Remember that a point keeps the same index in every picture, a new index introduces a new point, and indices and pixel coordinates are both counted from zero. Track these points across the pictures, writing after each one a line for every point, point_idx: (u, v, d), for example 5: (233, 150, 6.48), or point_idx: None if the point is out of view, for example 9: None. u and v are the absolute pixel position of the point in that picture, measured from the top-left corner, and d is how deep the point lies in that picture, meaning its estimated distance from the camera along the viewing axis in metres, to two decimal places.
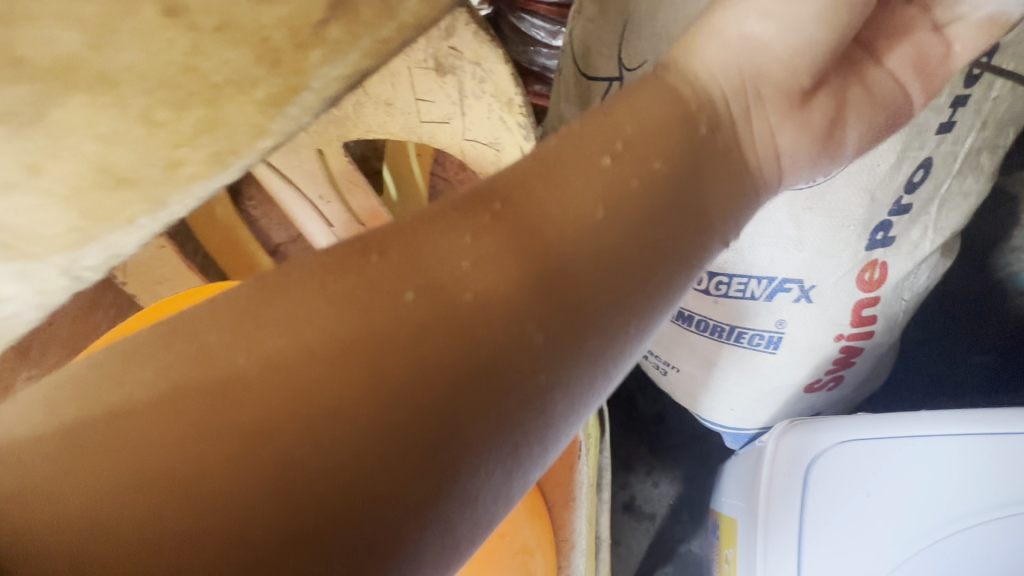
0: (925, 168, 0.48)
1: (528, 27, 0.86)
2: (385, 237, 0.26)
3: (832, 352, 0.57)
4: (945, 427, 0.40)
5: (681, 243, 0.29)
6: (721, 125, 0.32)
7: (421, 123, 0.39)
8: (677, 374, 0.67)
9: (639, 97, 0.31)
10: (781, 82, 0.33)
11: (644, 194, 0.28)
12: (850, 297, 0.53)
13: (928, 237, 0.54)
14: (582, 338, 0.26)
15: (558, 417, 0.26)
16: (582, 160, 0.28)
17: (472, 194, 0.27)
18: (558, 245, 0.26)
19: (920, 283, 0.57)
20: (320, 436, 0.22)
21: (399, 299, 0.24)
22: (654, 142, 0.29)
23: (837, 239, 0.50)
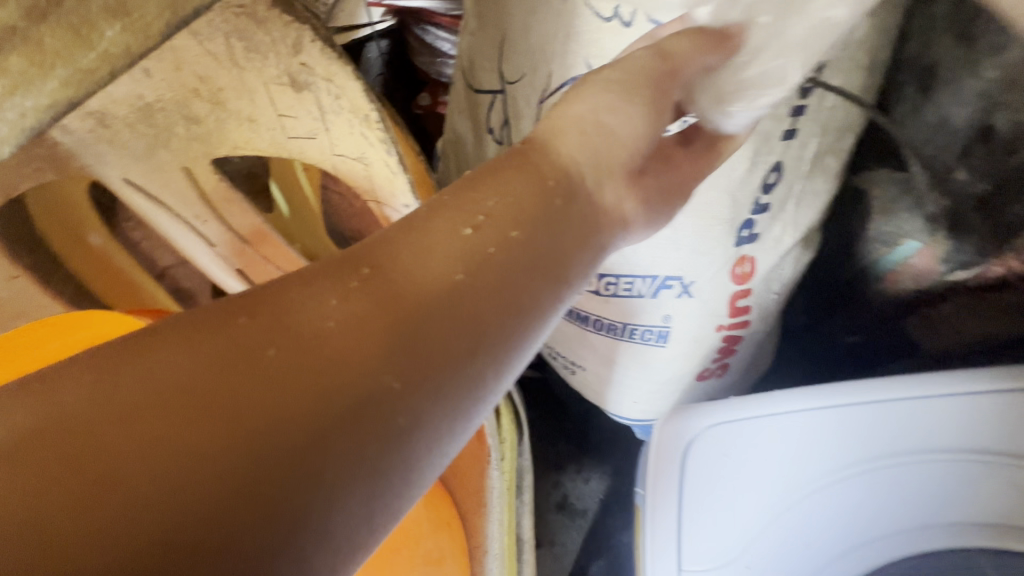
0: (777, 171, 0.54)
1: (433, 39, 0.86)
2: (251, 301, 0.26)
3: (715, 341, 0.61)
4: (797, 406, 0.44)
5: (537, 295, 0.29)
6: (576, 194, 0.32)
7: (288, 139, 0.38)
8: (584, 373, 0.69)
9: (503, 169, 0.31)
10: (620, 165, 0.33)
11: (503, 259, 0.29)
12: (725, 290, 0.58)
13: (789, 232, 0.60)
14: (442, 387, 0.26)
15: (425, 465, 0.25)
16: (440, 237, 0.28)
17: (339, 260, 0.27)
18: (421, 300, 0.27)
19: (786, 274, 0.63)
20: (157, 495, 0.21)
21: (260, 356, 0.24)
22: (519, 211, 0.30)
23: (707, 238, 0.54)
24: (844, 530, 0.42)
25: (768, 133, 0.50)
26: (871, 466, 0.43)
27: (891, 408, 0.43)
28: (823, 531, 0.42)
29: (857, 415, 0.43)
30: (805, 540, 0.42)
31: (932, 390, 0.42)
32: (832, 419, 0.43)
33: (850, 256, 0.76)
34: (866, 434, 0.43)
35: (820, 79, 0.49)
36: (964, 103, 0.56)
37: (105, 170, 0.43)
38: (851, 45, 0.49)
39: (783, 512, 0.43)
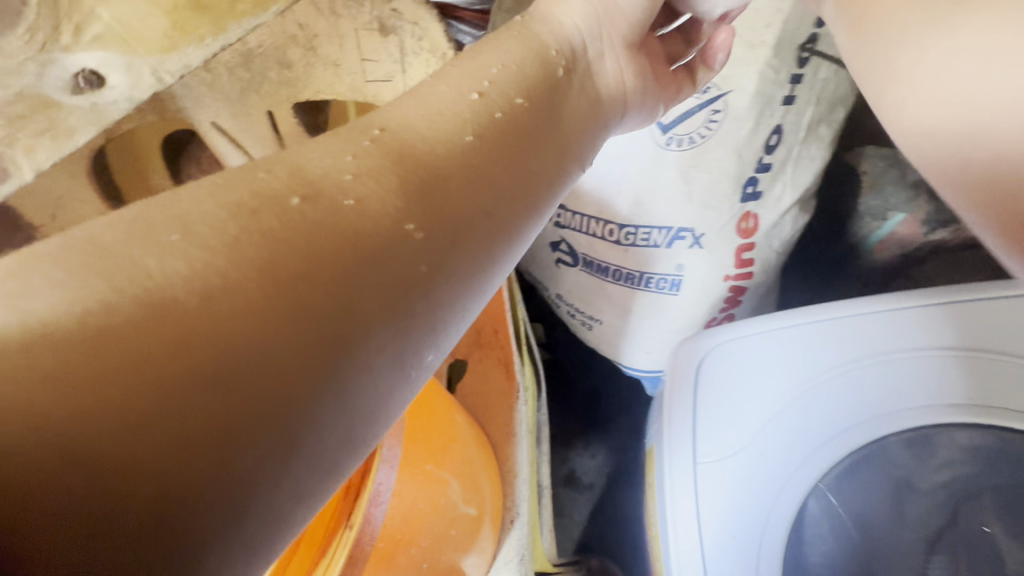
0: (777, 133, 0.61)
1: None
2: (272, 161, 0.29)
3: (722, 292, 0.68)
4: (791, 319, 0.50)
5: (538, 161, 0.35)
6: (576, 64, 0.41)
7: (367, 83, 0.45)
8: (600, 326, 0.75)
9: (502, 41, 0.39)
10: (620, 36, 0.44)
11: (502, 127, 0.34)
12: (732, 243, 0.65)
13: (788, 193, 0.67)
14: (464, 236, 0.30)
15: (450, 305, 0.29)
16: (470, 72, 0.37)
17: (350, 129, 0.32)
18: (432, 162, 0.31)
19: (786, 233, 0.70)
20: (224, 314, 0.23)
21: (288, 203, 0.26)
22: (517, 84, 0.37)
23: (716, 192, 0.61)
24: (842, 419, 0.49)
25: (771, 96, 0.57)
26: (859, 364, 0.49)
27: (879, 317, 0.49)
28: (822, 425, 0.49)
29: (848, 324, 0.50)
30: (811, 430, 0.49)
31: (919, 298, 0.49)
32: (817, 328, 0.50)
33: (841, 234, 0.82)
34: (853, 338, 0.49)
35: (813, 48, 0.56)
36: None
37: (197, 113, 0.46)
38: None
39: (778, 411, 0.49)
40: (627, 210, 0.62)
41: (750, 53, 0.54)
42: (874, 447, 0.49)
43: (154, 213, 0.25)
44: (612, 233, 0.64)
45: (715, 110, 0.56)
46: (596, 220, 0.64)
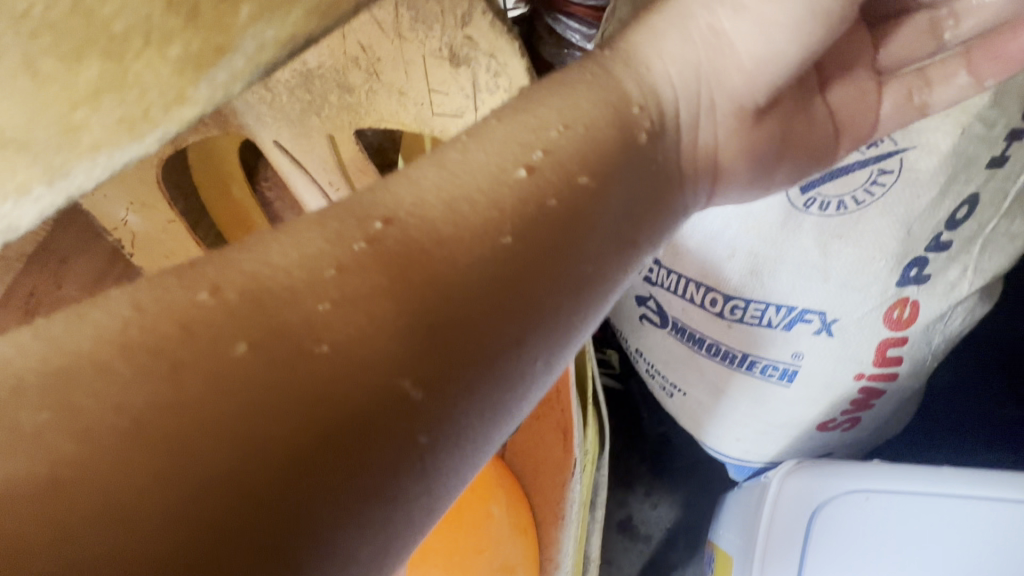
0: (970, 205, 0.45)
1: (563, 29, 0.78)
2: (220, 269, 0.22)
3: (850, 391, 0.53)
4: (954, 486, 0.41)
5: (589, 261, 0.26)
6: (664, 133, 0.31)
7: (433, 116, 0.37)
8: (683, 398, 0.64)
9: (574, 87, 0.29)
10: (740, 89, 0.32)
11: (558, 218, 0.25)
12: (875, 335, 0.50)
13: (967, 278, 0.50)
14: (472, 389, 0.22)
15: (446, 475, 0.23)
16: (520, 133, 0.27)
17: (347, 213, 0.24)
18: (445, 277, 0.23)
19: (953, 327, 0.53)
20: (115, 530, 0.18)
21: (227, 352, 0.20)
22: (580, 154, 0.27)
23: (866, 272, 0.47)
24: None
25: (970, 159, 0.41)
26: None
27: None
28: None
29: None
30: None
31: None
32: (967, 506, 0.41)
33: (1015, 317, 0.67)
34: (1012, 529, 0.40)
35: None
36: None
37: (260, 130, 0.44)
38: None
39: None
40: (738, 278, 0.50)
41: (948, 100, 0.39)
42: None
43: (104, 341, 0.20)
44: (714, 302, 0.52)
45: (882, 170, 0.42)
46: (696, 285, 0.52)
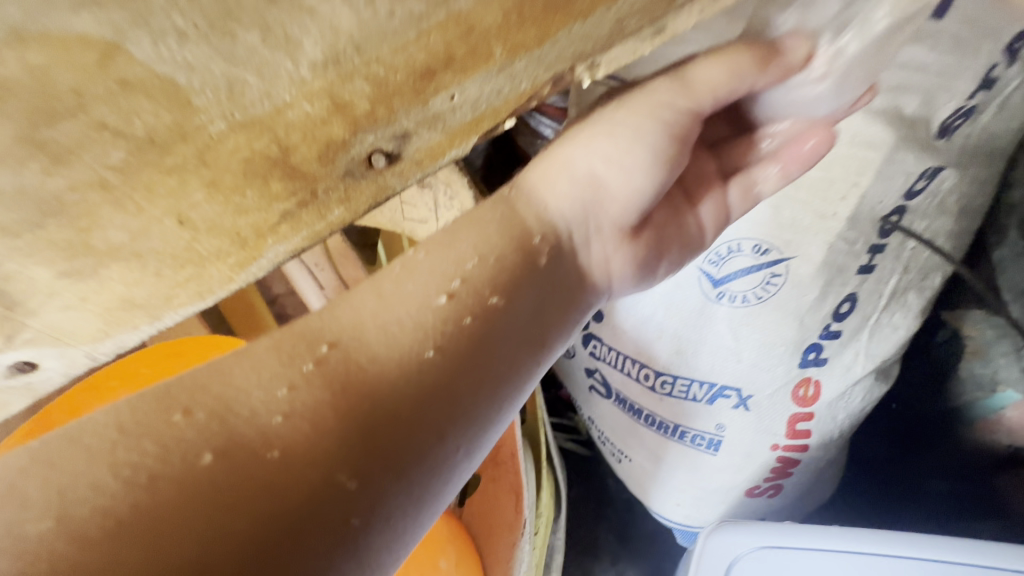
0: (851, 301, 0.54)
1: (537, 124, 0.84)
2: (194, 390, 0.26)
3: (769, 460, 0.60)
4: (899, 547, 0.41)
5: (502, 364, 0.31)
6: (563, 253, 0.34)
7: (404, 221, 0.45)
8: (630, 464, 0.69)
9: (483, 217, 0.33)
10: (610, 216, 0.35)
11: (473, 335, 0.30)
12: (785, 409, 0.58)
13: (860, 361, 0.58)
14: (399, 481, 0.27)
15: (380, 554, 0.26)
16: (436, 271, 0.31)
17: (297, 337, 0.29)
18: (376, 389, 0.27)
19: (855, 403, 0.61)
20: None
21: (194, 463, 0.24)
22: (496, 279, 0.32)
23: (770, 355, 0.55)
24: None
25: (842, 266, 0.51)
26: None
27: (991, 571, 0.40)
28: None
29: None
30: None
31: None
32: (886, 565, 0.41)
33: (945, 395, 0.71)
34: None
35: (898, 222, 0.50)
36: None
37: None
38: (936, 195, 0.50)
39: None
40: (666, 356, 0.58)
41: (818, 222, 0.48)
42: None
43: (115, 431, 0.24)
44: (647, 377, 0.60)
45: (774, 272, 0.51)
46: (632, 361, 0.60)
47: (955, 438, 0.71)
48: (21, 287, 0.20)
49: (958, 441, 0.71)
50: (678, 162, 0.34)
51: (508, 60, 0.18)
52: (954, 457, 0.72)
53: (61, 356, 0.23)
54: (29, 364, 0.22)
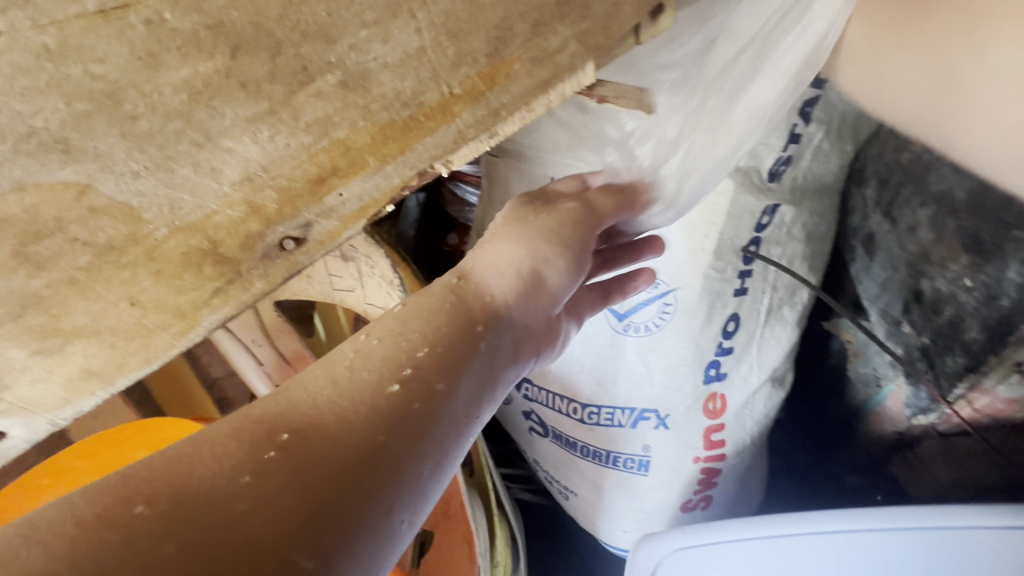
0: (735, 320, 0.62)
1: (463, 193, 0.93)
2: (156, 477, 0.22)
3: (693, 472, 0.67)
4: (869, 522, 0.43)
5: (449, 444, 0.27)
6: (504, 338, 0.32)
7: (334, 290, 0.50)
8: (576, 499, 0.73)
9: (425, 302, 0.31)
10: (544, 307, 0.34)
11: (426, 418, 0.27)
12: (699, 423, 0.64)
13: (755, 372, 0.66)
14: (350, 567, 0.22)
15: None
16: (383, 361, 0.28)
17: (255, 423, 0.25)
18: (334, 469, 0.23)
19: (758, 410, 0.68)
20: None
21: (157, 552, 0.20)
22: (449, 360, 0.29)
23: (677, 375, 0.62)
24: None
25: (718, 291, 0.59)
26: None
27: (901, 536, 0.42)
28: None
29: (972, 539, 0.41)
30: None
31: (1009, 520, 0.40)
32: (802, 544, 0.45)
33: (848, 396, 0.81)
34: (932, 554, 0.41)
35: (757, 251, 0.59)
36: (951, 280, 0.59)
37: None
38: (781, 225, 0.61)
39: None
40: (589, 389, 0.63)
41: (687, 256, 0.57)
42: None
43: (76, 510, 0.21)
44: (577, 410, 0.66)
45: (667, 302, 0.59)
46: (560, 397, 0.66)
47: (859, 434, 0.80)
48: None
49: (860, 438, 0.80)
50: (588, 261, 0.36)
51: (383, 165, 0.23)
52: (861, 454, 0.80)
53: (25, 423, 0.20)
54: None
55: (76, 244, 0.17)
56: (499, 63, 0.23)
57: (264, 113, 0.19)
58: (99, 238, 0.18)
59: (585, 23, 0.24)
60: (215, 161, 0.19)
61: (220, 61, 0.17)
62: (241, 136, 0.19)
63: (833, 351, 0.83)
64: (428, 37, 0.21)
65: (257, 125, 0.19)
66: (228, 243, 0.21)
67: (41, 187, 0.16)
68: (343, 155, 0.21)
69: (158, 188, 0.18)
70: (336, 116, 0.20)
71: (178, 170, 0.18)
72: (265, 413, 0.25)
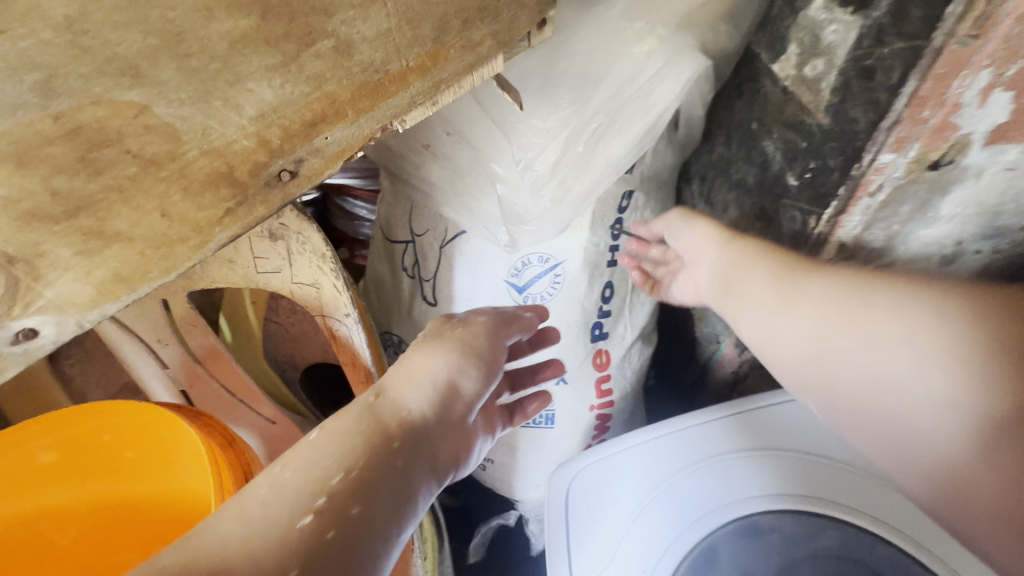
0: (610, 287, 0.75)
1: (353, 207, 0.97)
2: None
3: (591, 420, 0.79)
4: (713, 413, 0.58)
5: (367, 565, 0.33)
6: (416, 450, 0.39)
7: (258, 274, 0.52)
8: (493, 465, 0.81)
9: (337, 428, 0.38)
10: (457, 412, 0.43)
11: (334, 545, 0.33)
12: (592, 375, 0.77)
13: (629, 331, 0.80)
14: None
15: None
16: (297, 496, 0.34)
17: (175, 566, 0.30)
18: None
19: (635, 362, 0.83)
20: None
21: None
22: (358, 485, 0.35)
23: (569, 335, 0.74)
24: (777, 467, 0.55)
25: (596, 262, 0.72)
26: (704, 477, 0.56)
27: (736, 420, 0.57)
28: (729, 536, 0.54)
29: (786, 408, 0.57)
30: (724, 481, 0.55)
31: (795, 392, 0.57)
32: (672, 444, 0.57)
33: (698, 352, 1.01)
34: (757, 419, 0.57)
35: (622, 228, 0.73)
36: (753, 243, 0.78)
37: None
38: (638, 207, 0.75)
39: (676, 540, 0.54)
40: None
41: (571, 232, 0.68)
42: (769, 523, 0.54)
43: None
44: None
45: (558, 273, 0.71)
46: None
47: (709, 381, 1.00)
48: (44, 264, 0.21)
49: (710, 383, 0.99)
50: (494, 362, 0.48)
51: (358, 117, 0.29)
52: (713, 396, 1.00)
53: (56, 323, 0.23)
54: (32, 330, 0.22)
55: (128, 155, 0.22)
56: (440, 47, 0.31)
57: (278, 64, 0.25)
58: (145, 152, 0.22)
59: (498, 25, 0.33)
60: (239, 98, 0.24)
61: (254, 19, 0.23)
62: (261, 81, 0.24)
63: (683, 318, 1.02)
64: (393, 21, 0.28)
65: (273, 73, 0.25)
66: (241, 168, 0.26)
67: (112, 104, 0.20)
68: (331, 106, 0.28)
69: (196, 115, 0.23)
70: (328, 74, 0.27)
71: (212, 103, 0.23)
72: (175, 567, 0.30)
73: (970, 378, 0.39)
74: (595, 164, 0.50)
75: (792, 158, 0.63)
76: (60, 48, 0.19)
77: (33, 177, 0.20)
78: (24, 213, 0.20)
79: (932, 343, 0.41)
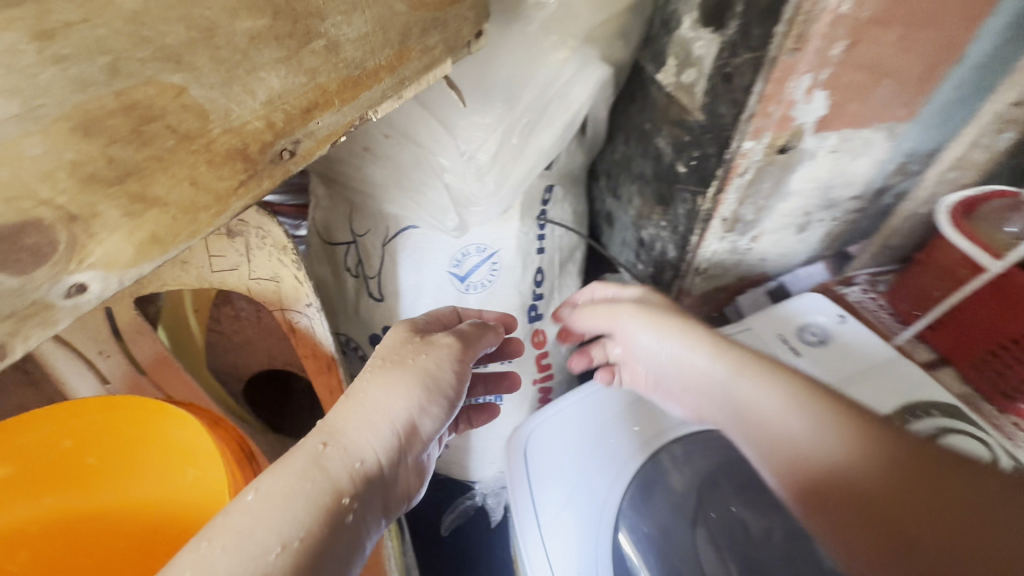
0: (542, 272, 0.84)
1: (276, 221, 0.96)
2: None
3: (534, 393, 0.87)
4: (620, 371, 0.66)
5: None
6: (364, 502, 0.39)
7: (213, 273, 0.54)
8: (448, 451, 0.85)
9: (282, 482, 0.36)
10: (411, 454, 0.43)
11: None
12: (532, 353, 0.85)
13: None
14: None
15: None
16: (245, 559, 0.32)
17: None
18: None
19: (568, 340, 0.93)
20: None
21: None
22: (302, 553, 0.34)
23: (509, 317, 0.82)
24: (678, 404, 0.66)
25: (528, 249, 0.80)
26: (619, 432, 0.63)
27: None
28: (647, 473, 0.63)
29: None
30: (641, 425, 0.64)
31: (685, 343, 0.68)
32: (596, 405, 0.64)
33: None
34: None
35: (546, 218, 0.82)
36: (656, 226, 0.91)
37: None
38: (559, 199, 0.84)
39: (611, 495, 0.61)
40: None
41: (504, 224, 0.75)
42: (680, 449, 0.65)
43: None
44: None
45: (495, 261, 0.78)
46: None
47: None
48: (96, 224, 0.24)
49: None
50: (458, 392, 0.47)
51: (343, 105, 0.35)
52: None
53: (101, 281, 0.25)
54: (81, 286, 0.25)
55: (167, 129, 0.25)
56: (405, 48, 0.37)
57: (284, 58, 0.30)
58: (181, 127, 0.26)
59: (448, 33, 0.40)
60: (254, 85, 0.29)
61: (267, 19, 0.28)
62: (273, 70, 0.29)
63: None
64: (370, 26, 0.34)
65: (280, 65, 0.30)
66: (252, 147, 0.30)
67: (159, 85, 0.24)
68: (321, 95, 0.33)
69: (220, 98, 0.27)
70: (320, 68, 0.32)
71: (233, 88, 0.28)
72: None
73: (870, 465, 0.44)
74: (528, 153, 0.60)
75: (680, 150, 0.77)
76: (125, 34, 0.22)
77: (95, 144, 0.23)
78: (85, 177, 0.23)
79: (852, 427, 0.46)
